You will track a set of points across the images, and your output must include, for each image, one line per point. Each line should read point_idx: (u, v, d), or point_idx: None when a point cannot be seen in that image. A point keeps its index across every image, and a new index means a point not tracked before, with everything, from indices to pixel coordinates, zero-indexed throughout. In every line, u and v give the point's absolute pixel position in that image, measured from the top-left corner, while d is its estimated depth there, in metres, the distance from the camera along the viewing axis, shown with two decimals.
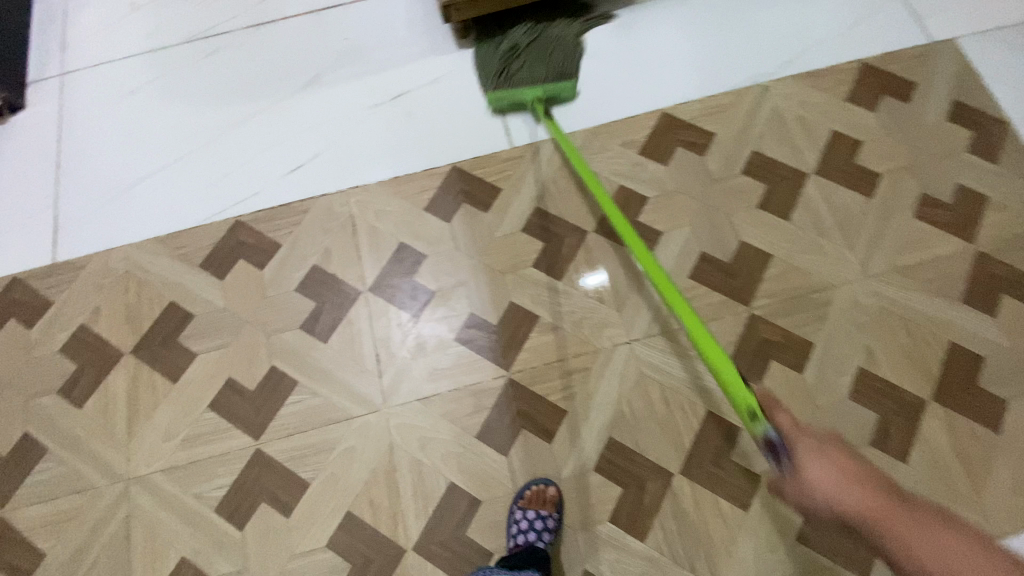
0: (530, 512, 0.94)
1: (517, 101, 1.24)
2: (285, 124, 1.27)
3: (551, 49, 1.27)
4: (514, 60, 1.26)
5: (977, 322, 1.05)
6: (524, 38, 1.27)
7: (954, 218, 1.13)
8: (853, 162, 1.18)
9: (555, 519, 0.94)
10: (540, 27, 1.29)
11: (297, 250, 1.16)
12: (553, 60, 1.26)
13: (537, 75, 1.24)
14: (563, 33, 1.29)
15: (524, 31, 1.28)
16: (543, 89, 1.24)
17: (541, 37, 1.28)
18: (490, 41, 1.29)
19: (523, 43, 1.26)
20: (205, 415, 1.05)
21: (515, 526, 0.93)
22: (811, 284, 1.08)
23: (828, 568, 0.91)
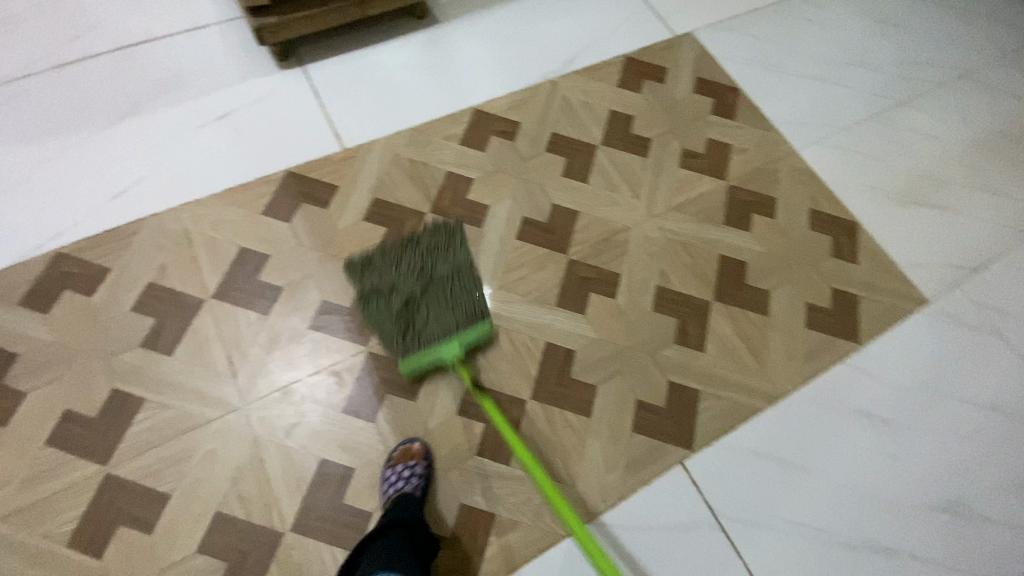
0: (399, 467, 0.99)
1: (434, 362, 1.06)
2: (104, 155, 1.27)
3: (451, 288, 1.12)
4: (413, 313, 1.08)
5: (738, 237, 1.33)
6: (417, 283, 1.12)
7: (710, 163, 1.43)
8: (630, 131, 1.46)
9: (423, 466, 1.01)
10: (427, 267, 1.14)
11: (131, 272, 1.14)
12: (458, 302, 1.10)
13: (449, 319, 1.08)
14: (461, 272, 1.15)
15: (415, 280, 1.12)
16: (459, 340, 1.07)
17: (436, 279, 1.13)
18: (380, 303, 1.10)
19: (418, 295, 1.10)
20: (40, 453, 0.98)
21: (386, 481, 0.98)
22: (613, 228, 1.31)
23: (660, 447, 1.08)
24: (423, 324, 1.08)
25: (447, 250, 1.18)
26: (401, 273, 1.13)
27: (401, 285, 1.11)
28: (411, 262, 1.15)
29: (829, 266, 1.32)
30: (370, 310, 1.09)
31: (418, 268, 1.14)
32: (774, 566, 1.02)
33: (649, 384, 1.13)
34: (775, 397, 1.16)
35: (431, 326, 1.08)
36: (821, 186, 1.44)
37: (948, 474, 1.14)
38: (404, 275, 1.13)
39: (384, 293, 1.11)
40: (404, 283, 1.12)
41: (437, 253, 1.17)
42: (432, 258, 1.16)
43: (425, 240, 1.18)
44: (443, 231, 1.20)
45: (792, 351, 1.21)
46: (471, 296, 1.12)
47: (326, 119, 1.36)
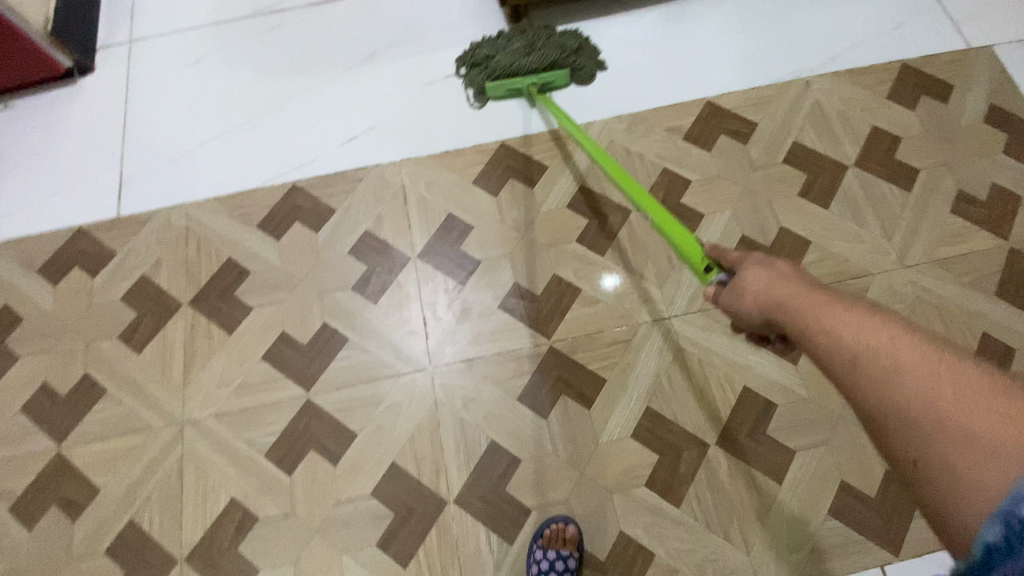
0: (550, 552, 0.93)
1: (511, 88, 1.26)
2: (341, 98, 1.34)
3: (543, 44, 1.27)
4: (505, 55, 1.26)
5: (1011, 315, 1.08)
6: (521, 44, 1.28)
7: (991, 215, 1.16)
8: (892, 157, 1.21)
9: (575, 558, 0.93)
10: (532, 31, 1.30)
11: (351, 216, 1.21)
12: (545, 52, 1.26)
13: (534, 58, 1.25)
14: (561, 39, 1.29)
15: (519, 40, 1.28)
16: (537, 78, 1.25)
17: (538, 39, 1.28)
18: (481, 60, 1.29)
19: (518, 50, 1.27)
20: (257, 365, 1.10)
21: (535, 565, 0.92)
22: (848, 270, 1.11)
23: (860, 542, 0.93)
24: (508, 62, 1.25)
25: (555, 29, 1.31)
26: (508, 38, 1.29)
27: (507, 45, 1.28)
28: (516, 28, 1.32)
29: None
30: (473, 58, 1.30)
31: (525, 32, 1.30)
32: None
33: (858, 466, 0.97)
34: None
35: (515, 62, 1.26)
36: None
37: None
38: (510, 40, 1.29)
39: (488, 50, 1.29)
40: (510, 44, 1.28)
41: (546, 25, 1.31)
42: (541, 30, 1.30)
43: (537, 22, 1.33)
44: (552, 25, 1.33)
45: None
46: (554, 46, 1.27)
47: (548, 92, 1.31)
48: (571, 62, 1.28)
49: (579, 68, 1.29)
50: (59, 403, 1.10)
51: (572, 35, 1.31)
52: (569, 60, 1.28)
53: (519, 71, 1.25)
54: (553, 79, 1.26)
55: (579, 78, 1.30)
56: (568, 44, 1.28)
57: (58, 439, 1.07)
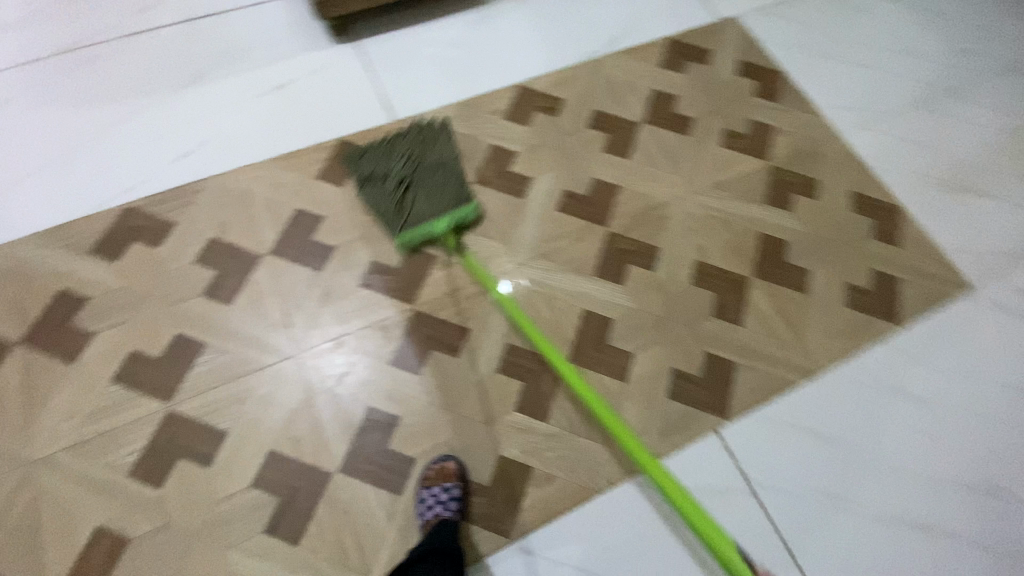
0: (435, 489, 0.98)
1: (426, 235, 1.19)
2: (170, 119, 1.35)
3: (436, 173, 1.27)
4: (407, 195, 1.23)
5: (778, 216, 1.34)
6: (404, 166, 1.27)
7: (751, 144, 1.44)
8: (672, 110, 1.47)
9: (459, 488, 0.99)
10: (416, 155, 1.29)
11: (195, 227, 1.21)
12: (445, 184, 1.26)
13: (442, 205, 1.23)
14: (449, 163, 1.30)
15: (403, 163, 1.27)
16: (450, 219, 1.21)
17: (416, 151, 1.30)
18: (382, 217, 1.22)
19: (408, 177, 1.25)
20: (109, 388, 1.05)
21: (423, 503, 0.97)
22: (653, 203, 1.33)
23: (696, 414, 1.10)
24: (414, 214, 1.21)
25: (432, 139, 1.32)
26: (392, 162, 1.27)
27: (392, 170, 1.26)
28: (401, 150, 1.29)
29: (870, 247, 1.32)
30: (364, 174, 1.26)
31: (404, 153, 1.29)
32: (810, 532, 1.03)
33: (684, 354, 1.15)
34: (812, 371, 1.16)
35: (421, 204, 1.23)
36: (864, 169, 1.43)
37: (989, 455, 1.12)
38: (394, 164, 1.27)
39: (374, 177, 1.26)
40: (394, 167, 1.26)
41: (423, 138, 1.32)
42: (419, 148, 1.30)
43: (414, 135, 1.32)
44: (429, 129, 1.33)
45: (830, 329, 1.21)
46: (449, 174, 1.27)
47: (378, 91, 1.42)
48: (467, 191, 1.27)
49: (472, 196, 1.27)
50: None
51: (450, 146, 1.32)
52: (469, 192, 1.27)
53: (428, 216, 1.21)
54: (464, 218, 1.23)
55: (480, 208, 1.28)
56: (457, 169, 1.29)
57: None
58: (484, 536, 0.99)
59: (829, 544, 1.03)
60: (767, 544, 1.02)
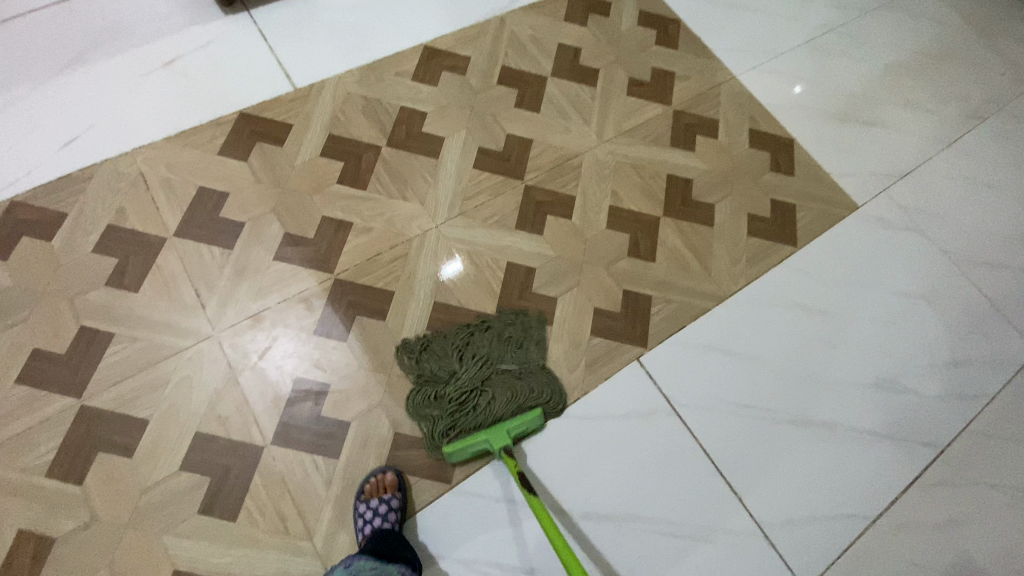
0: (372, 501, 0.95)
1: (475, 449, 1.02)
2: (48, 105, 1.25)
3: (512, 387, 1.09)
4: (469, 399, 1.08)
5: (683, 157, 1.41)
6: (479, 374, 1.10)
7: (655, 91, 1.49)
8: (578, 63, 1.50)
9: (398, 498, 0.97)
10: (492, 355, 1.12)
11: (89, 215, 1.14)
12: (517, 394, 1.09)
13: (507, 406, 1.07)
14: (527, 372, 1.11)
15: (475, 364, 1.11)
16: (507, 431, 1.03)
17: (494, 357, 1.12)
18: (436, 415, 1.06)
19: (476, 387, 1.09)
20: (11, 391, 1.00)
21: (361, 517, 0.95)
22: (565, 154, 1.36)
23: (618, 348, 1.16)
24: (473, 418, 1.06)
25: (520, 337, 1.14)
26: (460, 357, 1.11)
27: (459, 371, 1.10)
28: (476, 349, 1.13)
29: (769, 180, 1.41)
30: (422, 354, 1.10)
31: (478, 351, 1.12)
32: (727, 440, 1.12)
33: (604, 294, 1.20)
34: (721, 297, 1.24)
35: (484, 415, 1.06)
36: (760, 108, 1.52)
37: (879, 355, 1.25)
38: (463, 361, 1.11)
39: (436, 377, 1.09)
40: (464, 371, 1.10)
41: (510, 343, 1.14)
42: (503, 350, 1.13)
43: (498, 329, 1.14)
44: (517, 319, 1.16)
45: (736, 257, 1.30)
46: (525, 394, 1.09)
47: (276, 62, 1.36)
48: (541, 395, 1.09)
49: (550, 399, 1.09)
50: None
51: (540, 350, 1.13)
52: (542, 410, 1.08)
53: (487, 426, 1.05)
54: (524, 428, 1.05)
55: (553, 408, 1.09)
56: (540, 388, 1.10)
57: None
58: (425, 486, 1.02)
59: (746, 449, 1.12)
60: (691, 458, 1.10)
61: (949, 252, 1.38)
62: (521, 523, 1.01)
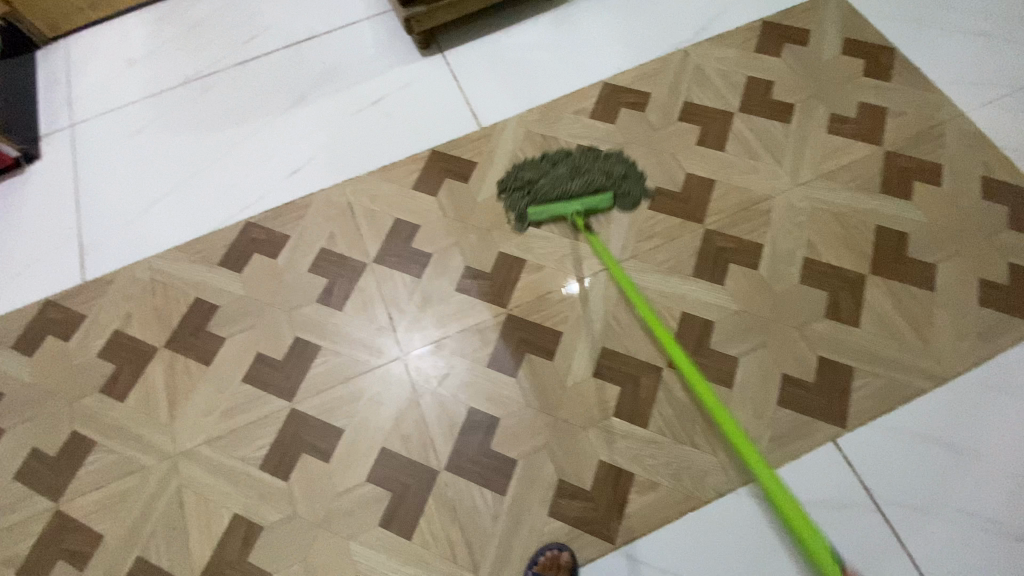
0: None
1: (555, 213, 1.24)
2: (278, 138, 1.45)
3: (592, 176, 1.28)
4: (552, 180, 1.27)
5: (896, 207, 1.23)
6: (566, 170, 1.29)
7: (861, 129, 1.33)
8: (769, 98, 1.39)
9: None
10: (577, 161, 1.30)
11: (305, 238, 1.30)
12: (591, 179, 1.27)
13: (580, 183, 1.26)
14: (605, 167, 1.30)
15: (562, 165, 1.30)
16: (582, 204, 1.24)
17: (583, 161, 1.30)
18: (525, 186, 1.29)
19: (564, 176, 1.28)
20: (238, 388, 1.16)
21: None
22: (752, 198, 1.26)
23: (810, 423, 1.04)
24: (554, 190, 1.26)
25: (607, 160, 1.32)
26: (552, 163, 1.31)
27: (551, 171, 1.29)
28: (563, 155, 1.32)
29: (1010, 239, 1.18)
30: (519, 176, 1.30)
31: (568, 154, 1.32)
32: (948, 556, 0.94)
33: (794, 359, 1.09)
34: (942, 377, 1.06)
35: (563, 189, 1.26)
36: (1000, 150, 1.28)
37: None
38: (554, 166, 1.31)
39: (531, 174, 1.30)
40: (554, 167, 1.30)
41: (596, 158, 1.32)
42: (593, 163, 1.31)
43: (595, 151, 1.33)
44: (613, 155, 1.33)
45: (964, 330, 1.10)
46: (599, 177, 1.28)
47: (465, 100, 1.45)
48: (615, 185, 1.28)
49: (624, 194, 1.27)
50: (50, 463, 1.13)
51: (624, 164, 1.31)
52: (614, 186, 1.28)
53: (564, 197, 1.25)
54: (598, 204, 1.24)
55: (624, 203, 1.27)
56: (613, 172, 1.28)
57: (54, 496, 1.10)
58: (588, 541, 0.99)
59: (970, 568, 0.93)
60: (896, 568, 0.94)
61: None
62: None
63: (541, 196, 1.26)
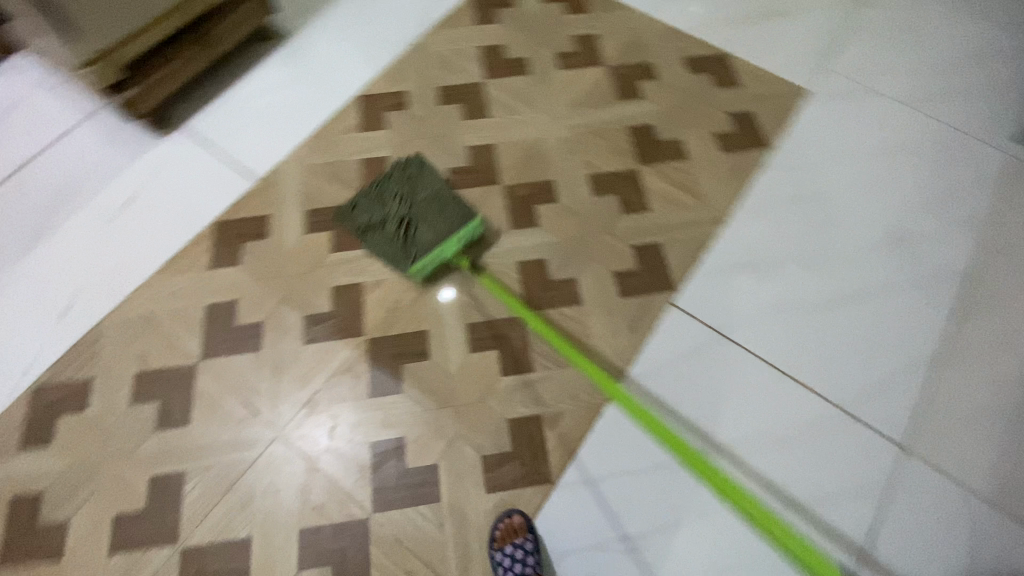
0: (507, 547, 0.96)
1: (438, 260, 1.17)
2: (29, 284, 1.24)
3: (435, 199, 1.22)
4: (403, 227, 1.19)
5: (635, 106, 1.45)
6: (405, 207, 1.22)
7: (584, 56, 1.54)
8: (504, 58, 1.54)
9: (532, 540, 0.97)
10: (407, 191, 1.23)
11: (114, 372, 1.14)
12: (439, 199, 1.22)
13: (440, 215, 1.20)
14: (422, 171, 1.26)
15: (399, 204, 1.22)
16: (457, 238, 1.18)
17: (409, 184, 1.24)
18: (382, 242, 1.19)
19: (409, 215, 1.20)
20: (108, 563, 0.99)
21: (500, 564, 0.95)
22: (528, 144, 1.39)
23: (651, 300, 1.20)
24: (419, 238, 1.18)
25: (410, 171, 1.27)
26: (385, 203, 1.23)
27: (388, 213, 1.22)
28: (389, 191, 1.24)
29: (718, 97, 1.46)
30: (361, 229, 1.22)
31: (392, 184, 1.25)
32: (785, 344, 1.16)
33: (617, 256, 1.24)
34: (722, 218, 1.29)
35: (428, 235, 1.18)
36: (684, 35, 1.57)
37: (884, 213, 1.30)
38: (387, 204, 1.23)
39: (370, 220, 1.22)
40: (387, 207, 1.23)
41: (405, 179, 1.25)
42: (410, 186, 1.24)
43: (406, 167, 1.28)
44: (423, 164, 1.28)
45: (720, 177, 1.34)
46: (433, 188, 1.24)
47: (230, 162, 1.38)
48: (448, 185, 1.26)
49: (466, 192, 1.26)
50: None
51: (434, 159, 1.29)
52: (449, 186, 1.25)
53: (435, 241, 1.17)
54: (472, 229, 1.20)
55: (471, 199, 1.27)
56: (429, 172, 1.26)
57: None
58: (531, 494, 1.03)
59: (803, 345, 1.16)
60: (758, 372, 1.13)
61: (901, 101, 1.46)
62: (617, 518, 1.02)
63: (414, 251, 1.16)
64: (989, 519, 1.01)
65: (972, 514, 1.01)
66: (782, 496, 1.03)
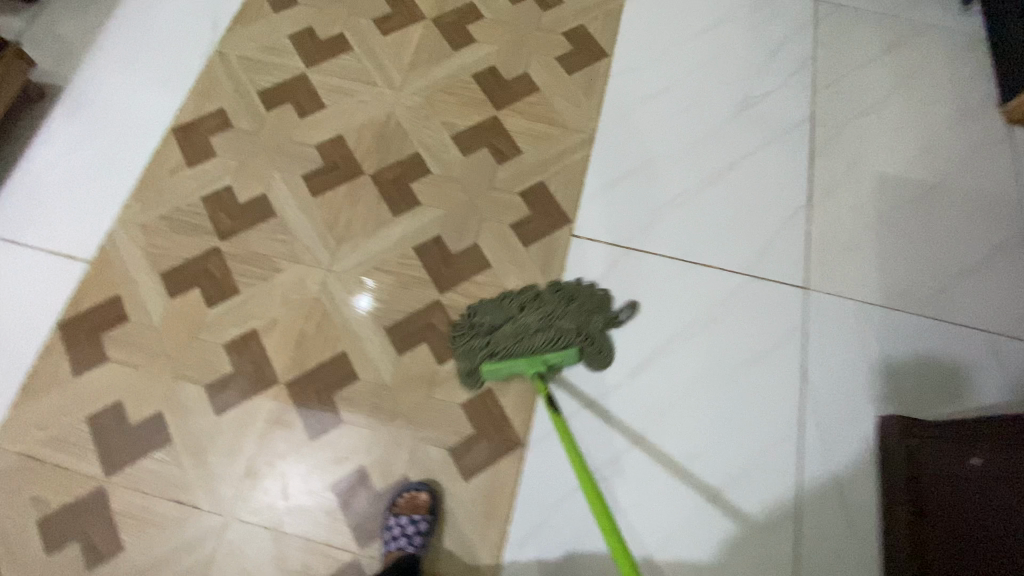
0: (404, 516, 0.96)
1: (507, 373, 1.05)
2: None
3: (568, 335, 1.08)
4: (514, 330, 1.08)
5: (472, 52, 1.39)
6: (535, 318, 1.09)
7: (402, 15, 1.44)
8: (319, 40, 1.40)
9: (428, 521, 0.96)
10: (555, 308, 1.10)
11: (5, 534, 0.97)
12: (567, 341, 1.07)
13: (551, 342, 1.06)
14: (582, 312, 1.11)
15: (538, 316, 1.09)
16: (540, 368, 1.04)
17: (556, 304, 1.11)
18: (482, 330, 1.09)
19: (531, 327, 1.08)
20: None
21: (387, 531, 0.95)
22: (378, 124, 1.30)
23: (553, 238, 1.20)
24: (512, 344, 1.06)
25: (594, 307, 1.12)
26: (521, 307, 1.10)
27: (517, 317, 1.09)
28: (539, 299, 1.11)
29: (548, 19, 1.44)
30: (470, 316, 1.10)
31: (538, 296, 1.12)
32: (682, 233, 1.21)
33: (508, 208, 1.22)
34: (591, 137, 1.30)
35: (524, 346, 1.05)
36: None
37: (727, 85, 1.37)
38: (523, 310, 1.10)
39: (492, 314, 1.09)
40: (522, 311, 1.10)
41: (581, 308, 1.11)
42: (568, 303, 1.11)
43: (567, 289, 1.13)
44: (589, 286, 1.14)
45: (576, 98, 1.34)
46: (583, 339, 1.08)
47: (48, 252, 1.17)
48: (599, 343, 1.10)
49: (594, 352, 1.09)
50: None
51: (607, 316, 1.12)
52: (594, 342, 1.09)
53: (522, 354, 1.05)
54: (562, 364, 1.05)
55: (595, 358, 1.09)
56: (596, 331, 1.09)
57: None
58: (508, 464, 1.03)
59: (698, 229, 1.22)
60: (668, 267, 1.18)
61: None
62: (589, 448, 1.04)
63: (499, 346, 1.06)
64: (885, 318, 1.15)
65: (872, 320, 1.15)
66: (725, 368, 1.10)
